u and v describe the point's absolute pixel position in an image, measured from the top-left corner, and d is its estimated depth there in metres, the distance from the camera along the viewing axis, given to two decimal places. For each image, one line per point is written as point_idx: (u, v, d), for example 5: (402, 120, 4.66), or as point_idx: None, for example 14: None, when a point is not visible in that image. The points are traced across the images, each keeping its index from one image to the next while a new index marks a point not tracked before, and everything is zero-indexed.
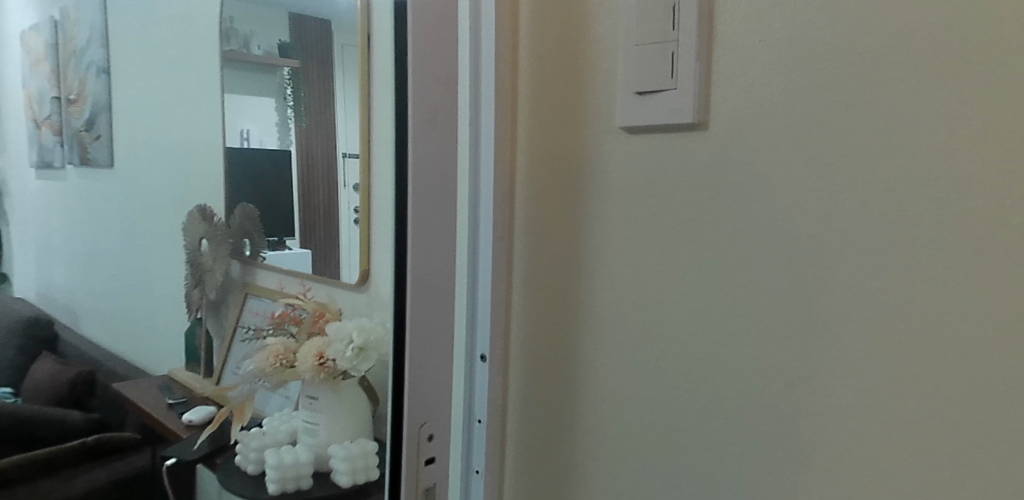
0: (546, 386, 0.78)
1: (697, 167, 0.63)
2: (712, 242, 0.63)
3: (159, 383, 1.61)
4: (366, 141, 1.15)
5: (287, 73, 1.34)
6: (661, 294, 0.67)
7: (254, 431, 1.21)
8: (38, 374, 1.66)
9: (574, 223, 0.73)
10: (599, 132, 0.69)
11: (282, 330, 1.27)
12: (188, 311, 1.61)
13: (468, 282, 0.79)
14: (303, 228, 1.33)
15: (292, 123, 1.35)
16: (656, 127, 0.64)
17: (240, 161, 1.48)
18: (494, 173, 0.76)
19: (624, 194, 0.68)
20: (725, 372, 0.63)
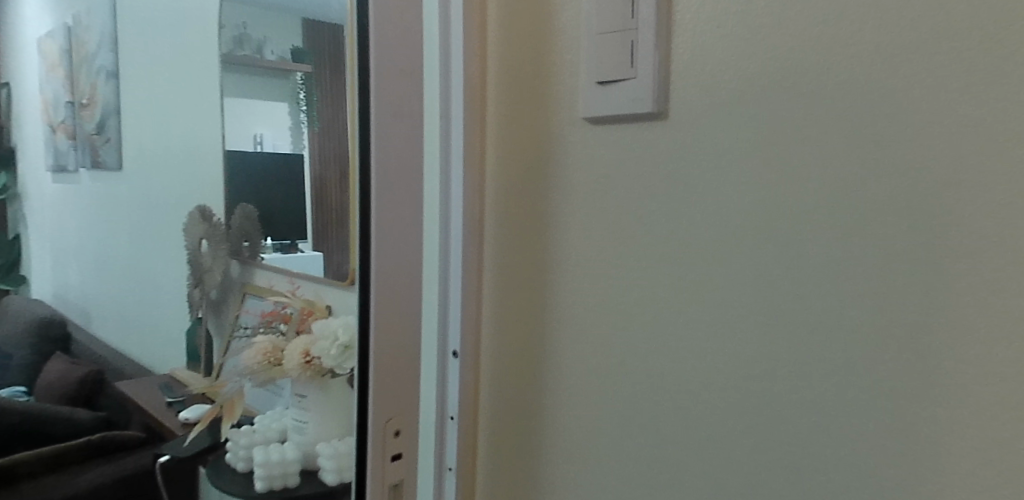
0: (518, 383, 0.77)
1: (658, 160, 0.62)
2: (676, 235, 0.62)
3: (159, 383, 1.62)
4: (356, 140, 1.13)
5: (299, 78, 1.32)
6: (628, 289, 0.66)
7: (245, 428, 1.24)
8: (50, 373, 1.63)
9: (541, 217, 0.72)
10: (565, 125, 0.69)
11: (274, 328, 1.29)
12: (189, 311, 1.61)
13: (437, 279, 0.78)
14: (318, 230, 1.28)
15: (304, 127, 1.32)
16: (617, 118, 0.64)
17: (251, 166, 1.47)
18: (464, 167, 0.75)
19: (590, 188, 0.67)
20: (692, 369, 0.62)
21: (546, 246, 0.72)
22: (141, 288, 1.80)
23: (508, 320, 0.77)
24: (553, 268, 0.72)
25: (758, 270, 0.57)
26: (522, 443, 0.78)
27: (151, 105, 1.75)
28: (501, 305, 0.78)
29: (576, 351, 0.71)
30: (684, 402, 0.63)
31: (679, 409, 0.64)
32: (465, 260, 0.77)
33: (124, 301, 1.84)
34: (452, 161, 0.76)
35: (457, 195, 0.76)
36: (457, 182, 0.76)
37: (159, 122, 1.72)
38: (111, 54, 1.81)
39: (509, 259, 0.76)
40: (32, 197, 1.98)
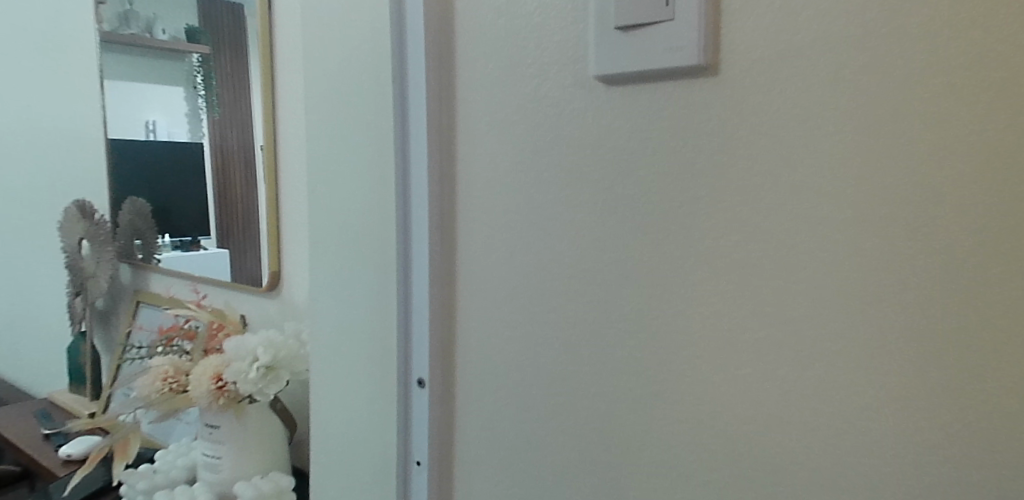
0: (425, 343, 0.61)
1: (707, 118, 0.45)
2: (557, 167, 0.53)
3: (36, 411, 1.44)
4: (270, 134, 1.08)
5: (197, 60, 1.27)
6: (541, 224, 0.54)
7: (141, 469, 1.01)
8: (8, 407, 1.46)
9: (396, 146, 0.60)
10: (559, 77, 0.51)
11: (173, 348, 1.01)
12: (72, 322, 1.49)
13: (331, 231, 0.68)
14: (219, 229, 1.22)
15: (203, 114, 1.27)
16: (644, 73, 0.47)
17: (143, 154, 1.40)
18: (426, 147, 0.58)
19: (477, 121, 0.57)
20: (618, 323, 0.51)
21: (399, 178, 0.60)
22: (45, 300, 1.72)
23: (387, 266, 0.62)
24: (455, 197, 0.59)
25: (682, 199, 0.47)
26: (452, 425, 0.61)
27: (25, 112, 1.69)
28: (395, 253, 0.61)
29: (484, 306, 0.58)
30: (641, 362, 0.50)
31: (644, 374, 0.50)
32: (357, 214, 0.65)
33: (36, 311, 1.76)
34: (335, 97, 0.65)
35: (345, 134, 0.65)
36: (344, 123, 0.65)
37: (38, 112, 1.64)
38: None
39: (374, 199, 0.63)
40: None
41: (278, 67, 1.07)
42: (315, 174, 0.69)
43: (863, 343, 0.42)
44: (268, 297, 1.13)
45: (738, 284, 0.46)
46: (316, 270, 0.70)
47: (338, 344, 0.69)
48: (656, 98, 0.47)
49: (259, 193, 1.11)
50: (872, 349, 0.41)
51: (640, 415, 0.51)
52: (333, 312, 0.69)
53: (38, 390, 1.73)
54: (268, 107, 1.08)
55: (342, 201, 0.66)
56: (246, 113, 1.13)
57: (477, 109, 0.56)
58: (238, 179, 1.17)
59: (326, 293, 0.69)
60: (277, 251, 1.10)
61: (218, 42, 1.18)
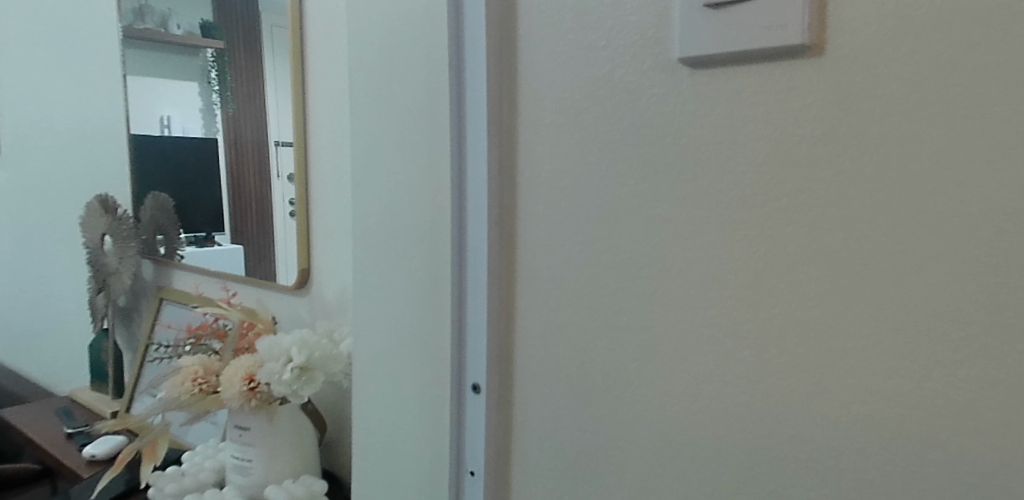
0: (482, 347, 0.57)
1: (810, 101, 0.42)
2: (633, 157, 0.49)
3: (57, 408, 1.42)
4: (299, 128, 1.04)
5: (210, 55, 1.27)
6: (613, 218, 0.50)
7: (170, 471, 0.98)
8: (29, 405, 1.43)
9: (452, 138, 0.56)
10: (637, 62, 0.47)
11: (202, 347, 0.98)
12: (94, 319, 1.46)
13: (377, 229, 0.64)
14: (235, 222, 1.23)
15: (218, 109, 1.27)
16: (737, 54, 0.43)
17: (158, 150, 1.40)
18: (486, 138, 0.54)
19: (541, 109, 0.53)
20: (701, 326, 0.47)
21: (455, 173, 0.56)
22: (65, 298, 1.70)
23: (441, 266, 0.59)
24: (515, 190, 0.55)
25: (780, 192, 0.43)
26: (510, 433, 0.57)
27: (40, 108, 1.70)
28: (449, 252, 0.57)
29: (546, 307, 0.54)
30: (729, 369, 0.46)
31: (732, 381, 0.46)
32: (406, 211, 0.61)
33: (57, 309, 1.74)
34: (384, 86, 0.62)
35: (393, 126, 0.61)
36: (393, 115, 0.61)
37: (53, 109, 1.64)
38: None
39: (426, 194, 0.59)
40: None
41: (308, 58, 1.03)
42: (359, 168, 0.65)
43: (990, 345, 0.37)
44: (298, 295, 1.10)
45: (845, 284, 0.42)
46: (360, 270, 0.67)
47: (385, 347, 0.65)
48: (750, 78, 0.43)
49: (286, 189, 1.08)
50: (1000, 352, 0.37)
51: (726, 425, 0.47)
52: (379, 313, 0.65)
53: (63, 387, 1.73)
54: (298, 99, 1.04)
55: (389, 197, 0.63)
56: (272, 106, 1.10)
57: (542, 96, 0.52)
58: (252, 175, 1.17)
59: (371, 293, 0.66)
60: (306, 248, 1.07)
61: (233, 36, 1.19)
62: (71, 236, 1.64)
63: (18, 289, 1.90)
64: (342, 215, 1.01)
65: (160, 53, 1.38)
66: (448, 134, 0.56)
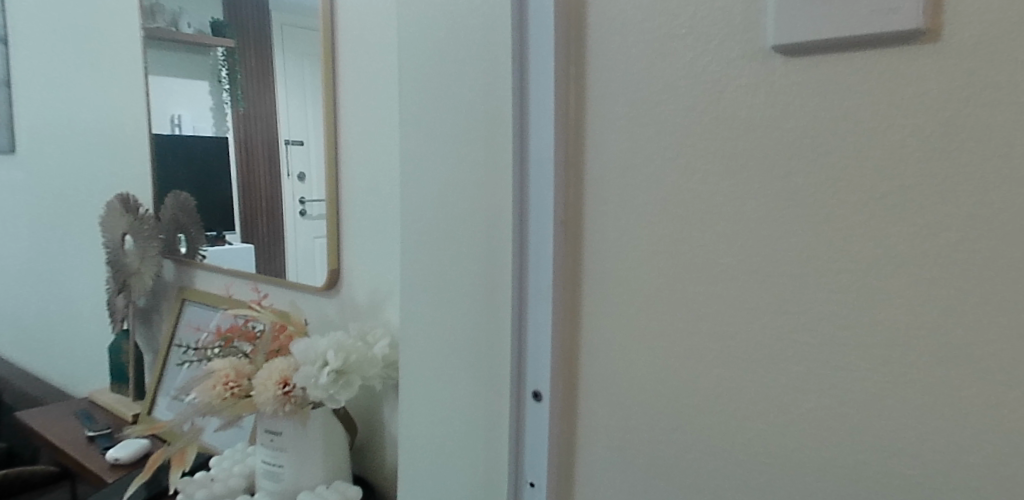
0: (546, 357, 0.54)
1: (920, 91, 0.39)
2: (718, 155, 0.46)
3: (77, 411, 1.39)
4: (331, 127, 1.02)
5: (222, 53, 1.28)
6: (695, 219, 0.47)
7: (199, 477, 0.95)
8: (48, 408, 1.41)
9: (514, 137, 0.53)
10: (722, 52, 0.45)
11: (232, 349, 0.96)
12: (113, 320, 1.44)
13: (428, 232, 0.62)
14: (245, 220, 1.24)
15: (228, 108, 1.28)
16: (839, 41, 0.40)
17: (171, 149, 1.38)
18: (554, 135, 0.51)
19: (613, 104, 0.50)
20: (793, 333, 0.44)
21: (517, 173, 0.54)
22: (84, 300, 1.68)
23: (501, 270, 0.56)
24: (583, 191, 0.52)
25: (886, 193, 0.40)
26: (575, 443, 0.54)
27: (54, 108, 1.69)
28: (510, 255, 0.55)
29: (618, 312, 0.51)
30: (827, 380, 0.43)
31: (827, 392, 0.43)
32: (462, 212, 0.59)
33: (75, 310, 1.72)
34: (436, 82, 0.59)
35: (447, 126, 0.59)
36: (446, 111, 0.59)
37: (69, 110, 1.64)
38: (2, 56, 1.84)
39: (486, 195, 0.57)
40: None
41: (339, 55, 1.00)
42: (407, 168, 0.63)
43: None
44: (326, 295, 1.08)
45: (963, 290, 0.39)
46: (407, 272, 0.64)
47: (435, 353, 0.62)
48: (853, 72, 0.41)
49: (317, 188, 1.06)
50: None
51: (818, 436, 0.44)
52: (429, 318, 0.63)
53: (82, 389, 1.72)
54: (329, 97, 1.01)
55: (441, 198, 0.60)
56: (300, 103, 1.07)
57: (615, 90, 0.49)
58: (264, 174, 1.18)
59: (420, 296, 0.63)
60: (335, 249, 1.04)
61: (242, 38, 1.21)
62: (87, 236, 1.63)
63: (33, 291, 1.89)
64: (374, 216, 0.99)
65: (168, 52, 1.37)
66: (511, 133, 0.54)
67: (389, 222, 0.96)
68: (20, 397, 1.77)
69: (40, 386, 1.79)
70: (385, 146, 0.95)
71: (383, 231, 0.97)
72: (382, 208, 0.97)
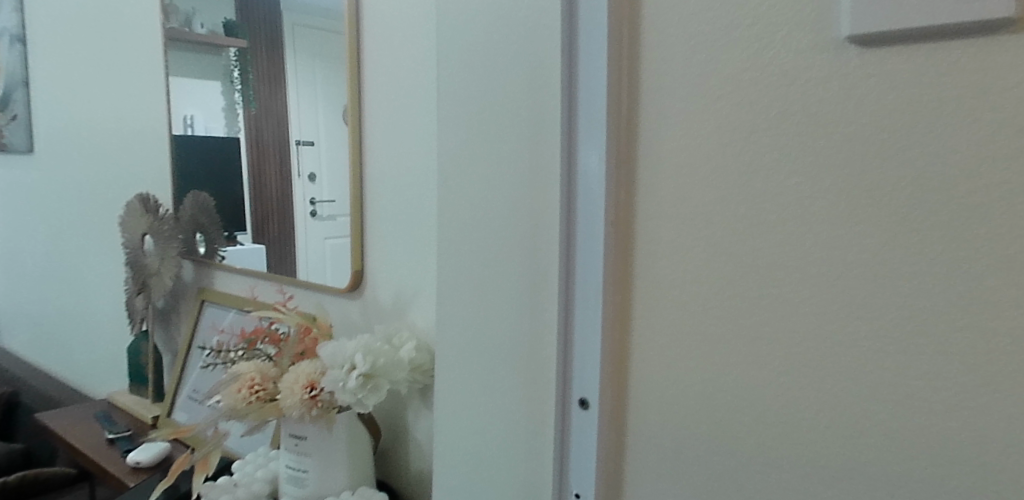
0: (594, 364, 0.52)
1: (1010, 83, 0.36)
2: (784, 152, 0.43)
3: (95, 413, 1.38)
4: (355, 127, 1.00)
5: (234, 54, 1.27)
6: (758, 220, 0.45)
7: (222, 482, 0.93)
8: (67, 410, 1.40)
9: (561, 136, 0.52)
10: (790, 43, 0.42)
11: (256, 352, 0.94)
12: (132, 321, 1.43)
13: (466, 233, 0.60)
14: (257, 221, 1.23)
15: (240, 108, 1.28)
16: (922, 30, 0.38)
17: (184, 150, 1.37)
18: (604, 133, 0.49)
19: (669, 100, 0.47)
20: (865, 340, 0.42)
21: (564, 173, 0.52)
22: (103, 300, 1.67)
23: (545, 273, 0.54)
24: (636, 191, 0.49)
25: (971, 191, 0.38)
26: (623, 452, 0.52)
27: (73, 109, 1.69)
28: (557, 259, 0.53)
29: (673, 318, 0.49)
30: (903, 389, 0.41)
31: (903, 403, 0.41)
32: (503, 213, 0.57)
33: (93, 311, 1.72)
34: (477, 79, 0.57)
35: (488, 124, 0.57)
36: (487, 109, 0.57)
37: (88, 111, 1.63)
38: (21, 56, 1.84)
39: (529, 196, 0.55)
40: None
41: (363, 53, 0.99)
42: (446, 167, 0.61)
43: None
44: (349, 297, 1.06)
45: None
46: (445, 274, 0.62)
47: (473, 358, 0.61)
48: (934, 62, 0.38)
49: (340, 188, 1.04)
50: None
51: (893, 448, 0.42)
52: (467, 322, 0.61)
53: (101, 391, 1.72)
54: (353, 96, 1.00)
55: (481, 198, 0.58)
56: (322, 103, 1.06)
57: (672, 86, 0.47)
58: (274, 175, 1.18)
59: (458, 300, 0.61)
60: (358, 250, 1.03)
61: (255, 38, 1.21)
62: (105, 237, 1.63)
63: (51, 292, 1.89)
64: (399, 217, 0.97)
65: (182, 53, 1.36)
66: (557, 132, 0.52)
67: (414, 223, 0.95)
68: (38, 398, 1.76)
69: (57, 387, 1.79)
70: (410, 146, 0.93)
71: (408, 232, 0.96)
72: (407, 209, 0.95)
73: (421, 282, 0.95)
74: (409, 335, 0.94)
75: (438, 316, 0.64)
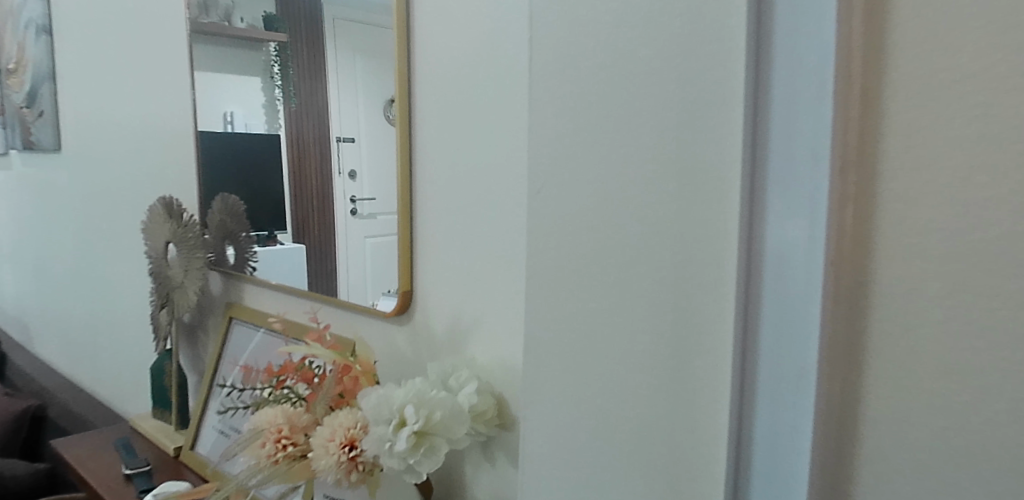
0: (793, 485, 0.33)
1: None
2: None
3: (115, 441, 1.24)
4: (405, 123, 0.83)
5: (274, 49, 1.11)
6: None
7: None
8: (86, 437, 1.26)
9: (744, 130, 0.33)
10: None
11: (284, 393, 0.77)
12: (156, 338, 1.28)
13: (574, 268, 0.41)
14: (297, 220, 1.08)
15: (281, 105, 1.11)
16: None
17: (221, 151, 1.21)
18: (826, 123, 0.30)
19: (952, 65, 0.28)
20: None
21: (745, 189, 0.33)
22: (130, 311, 1.54)
23: (703, 335, 0.36)
24: (875, 217, 0.30)
25: None
26: None
27: (99, 106, 1.56)
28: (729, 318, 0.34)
29: (939, 426, 0.29)
30: None
31: None
32: (634, 243, 0.38)
33: (121, 322, 1.59)
34: (602, 46, 0.39)
35: (614, 112, 0.39)
36: (613, 89, 0.39)
37: (114, 106, 1.50)
38: (48, 47, 1.72)
39: (678, 217, 0.36)
40: (14, 201, 2.08)
41: (416, 34, 0.81)
42: (544, 174, 0.43)
43: None
44: (395, 324, 0.89)
45: None
46: (537, 323, 0.44)
47: (580, 447, 0.42)
48: None
49: (384, 195, 0.87)
50: None
51: None
52: (571, 396, 0.42)
53: (128, 409, 1.59)
54: (402, 87, 0.82)
55: (599, 218, 0.40)
56: (363, 92, 0.88)
57: (955, 43, 0.28)
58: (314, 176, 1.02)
59: (557, 362, 0.43)
60: (408, 270, 0.85)
61: (294, 28, 1.04)
62: (131, 245, 1.49)
63: (80, 300, 1.78)
64: (460, 233, 0.79)
65: (218, 50, 1.21)
66: (736, 123, 0.33)
67: (480, 241, 0.77)
68: (64, 413, 1.64)
69: (85, 403, 1.67)
70: (476, 146, 0.76)
71: (470, 250, 0.78)
72: (472, 223, 0.77)
73: (485, 309, 0.77)
74: (469, 374, 0.76)
75: (525, 380, 0.46)
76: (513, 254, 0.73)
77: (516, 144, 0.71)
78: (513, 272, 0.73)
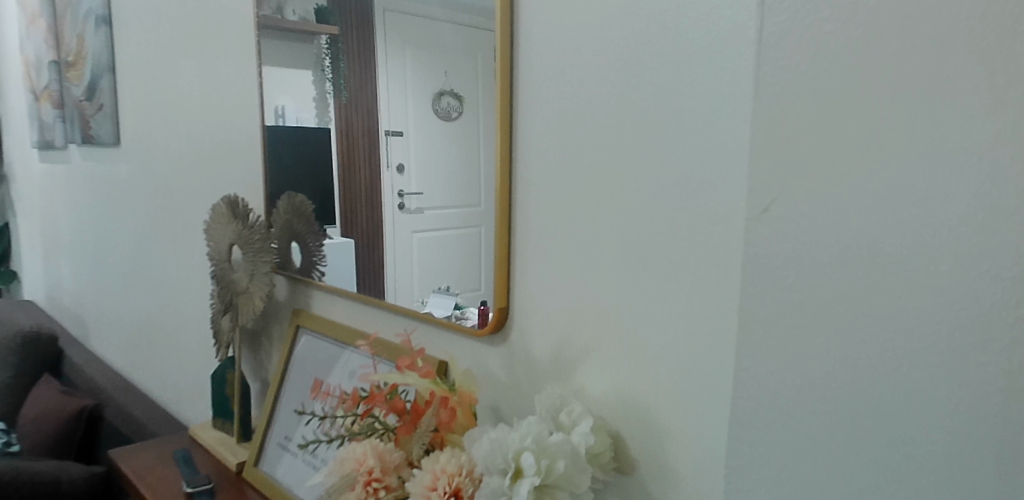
0: None
1: None
2: None
3: (175, 452, 1.17)
4: (504, 112, 0.68)
5: (325, 41, 1.03)
6: None
7: None
8: (146, 448, 1.20)
9: None
10: None
11: (371, 423, 0.68)
12: (218, 344, 1.21)
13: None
14: (360, 219, 0.97)
15: (331, 97, 1.03)
16: None
17: (272, 148, 1.13)
18: None
19: None
20: None
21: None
22: (188, 313, 1.49)
23: None
24: None
25: None
26: None
27: (159, 101, 1.51)
28: None
29: None
30: None
31: None
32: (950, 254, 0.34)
33: (179, 324, 1.54)
34: (919, 30, 0.34)
35: None
36: None
37: (174, 100, 1.44)
38: (107, 38, 1.68)
39: None
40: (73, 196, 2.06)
41: (521, 8, 0.67)
42: None
43: None
44: (488, 344, 0.76)
45: None
46: (802, 339, 0.40)
47: (869, 486, 0.38)
48: None
49: (447, 196, 0.78)
50: None
51: None
52: (852, 425, 0.38)
53: (188, 413, 1.53)
54: (464, 77, 0.73)
55: (902, 224, 0.35)
56: (423, 84, 0.79)
57: None
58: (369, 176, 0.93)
59: (833, 386, 0.39)
60: (465, 277, 0.76)
61: (346, 17, 0.96)
62: (192, 243, 1.44)
63: (138, 299, 1.74)
64: (568, 242, 0.66)
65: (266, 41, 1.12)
66: None
67: (596, 256, 0.63)
68: (123, 416, 1.60)
69: (144, 405, 1.62)
70: (595, 148, 0.61)
71: (582, 268, 0.64)
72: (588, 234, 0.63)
73: (599, 337, 0.64)
74: (583, 408, 0.63)
75: None
76: (641, 275, 0.59)
77: (647, 150, 0.57)
78: (641, 296, 0.59)
